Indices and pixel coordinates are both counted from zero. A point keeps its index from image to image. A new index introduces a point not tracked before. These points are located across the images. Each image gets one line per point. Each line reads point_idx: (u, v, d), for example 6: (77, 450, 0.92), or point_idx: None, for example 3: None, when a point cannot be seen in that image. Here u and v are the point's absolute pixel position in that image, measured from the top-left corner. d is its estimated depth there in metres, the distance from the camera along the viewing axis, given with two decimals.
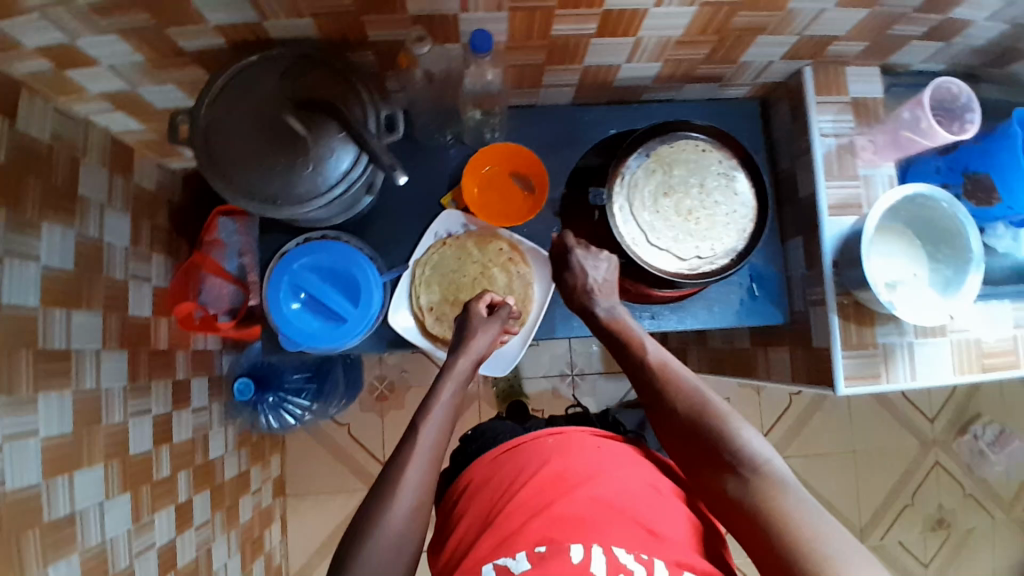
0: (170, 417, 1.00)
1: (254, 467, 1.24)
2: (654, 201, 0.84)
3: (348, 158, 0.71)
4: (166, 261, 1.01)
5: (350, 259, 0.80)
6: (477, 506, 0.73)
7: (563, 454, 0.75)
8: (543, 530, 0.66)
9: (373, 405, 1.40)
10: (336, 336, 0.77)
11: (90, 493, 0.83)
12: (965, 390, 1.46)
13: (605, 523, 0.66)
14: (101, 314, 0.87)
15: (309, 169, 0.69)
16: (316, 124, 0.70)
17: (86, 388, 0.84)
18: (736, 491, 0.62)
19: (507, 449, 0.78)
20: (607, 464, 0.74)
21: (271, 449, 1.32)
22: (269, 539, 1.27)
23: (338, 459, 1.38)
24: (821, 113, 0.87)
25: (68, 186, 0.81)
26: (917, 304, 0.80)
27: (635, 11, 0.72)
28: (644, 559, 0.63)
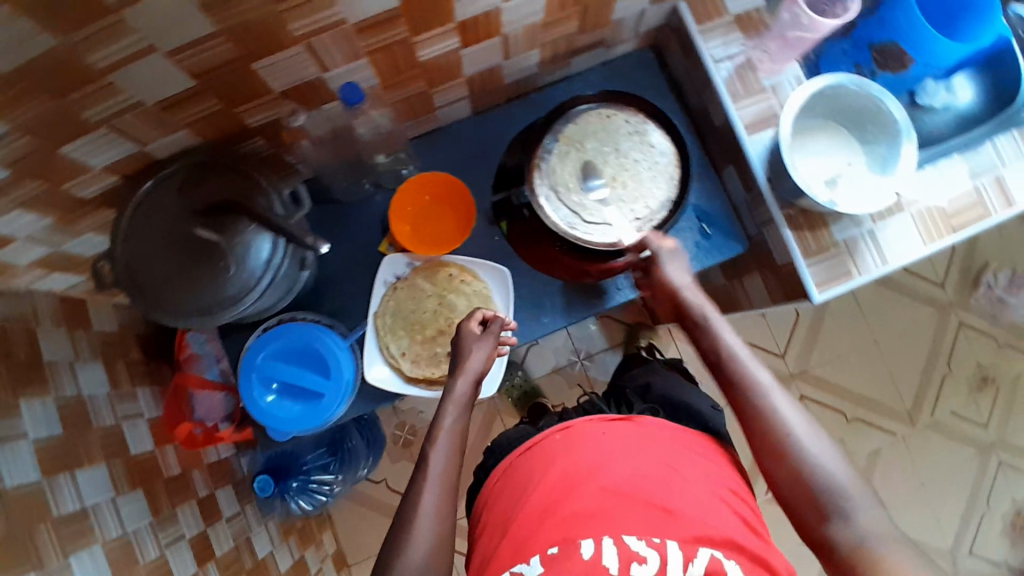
0: (205, 534, 1.01)
1: (307, 551, 1.25)
2: (576, 180, 0.84)
3: (266, 246, 0.72)
4: (151, 390, 1.04)
5: (309, 337, 0.81)
6: (493, 522, 0.75)
7: (571, 453, 0.75)
8: (556, 531, 0.67)
9: (402, 453, 1.41)
10: (319, 412, 0.79)
11: None
12: (965, 246, 1.43)
13: (617, 513, 0.67)
14: (105, 464, 0.89)
15: (235, 270, 0.71)
16: (225, 225, 0.71)
17: (113, 536, 0.86)
18: (834, 537, 0.64)
19: (526, 449, 0.78)
20: (619, 451, 0.74)
21: (320, 527, 1.33)
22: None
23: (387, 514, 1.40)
24: (708, 41, 0.86)
25: (31, 357, 0.83)
26: (862, 194, 0.79)
27: (488, 13, 0.72)
28: (656, 543, 0.64)
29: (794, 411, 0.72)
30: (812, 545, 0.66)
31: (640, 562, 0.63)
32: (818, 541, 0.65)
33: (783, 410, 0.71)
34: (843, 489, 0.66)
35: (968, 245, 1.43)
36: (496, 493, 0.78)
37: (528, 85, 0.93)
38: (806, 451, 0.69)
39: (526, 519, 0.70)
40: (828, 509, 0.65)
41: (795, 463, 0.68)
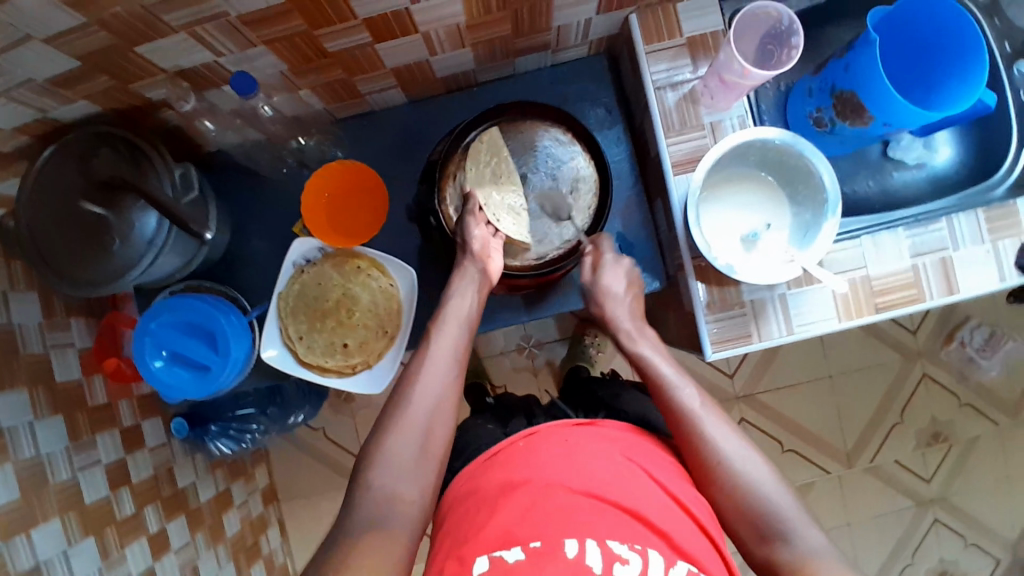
0: (124, 461, 1.09)
1: (234, 484, 1.33)
2: (489, 194, 0.82)
3: (153, 223, 0.74)
4: (87, 322, 1.10)
5: (202, 310, 0.83)
6: (453, 513, 0.65)
7: (532, 458, 0.66)
8: (532, 526, 0.58)
9: (344, 406, 1.47)
10: (205, 384, 0.83)
11: (52, 545, 0.92)
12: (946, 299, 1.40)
13: (593, 513, 0.59)
14: (27, 390, 0.95)
15: (119, 245, 0.73)
16: (115, 200, 0.73)
17: (26, 457, 0.92)
18: (776, 563, 0.61)
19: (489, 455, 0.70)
20: (580, 450, 0.66)
21: (253, 463, 1.41)
22: (266, 543, 1.38)
23: (320, 461, 1.47)
24: (653, 63, 0.81)
25: None
26: (770, 262, 0.75)
27: (397, 12, 0.68)
28: (639, 549, 0.57)
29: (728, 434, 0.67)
30: (761, 573, 0.63)
31: (624, 563, 0.56)
32: (761, 562, 0.62)
33: (721, 439, 0.66)
34: (784, 515, 0.62)
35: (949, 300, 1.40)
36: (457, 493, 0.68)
37: (467, 81, 0.89)
38: (746, 479, 0.64)
39: (496, 512, 0.61)
40: (772, 533, 0.62)
41: (737, 493, 0.64)
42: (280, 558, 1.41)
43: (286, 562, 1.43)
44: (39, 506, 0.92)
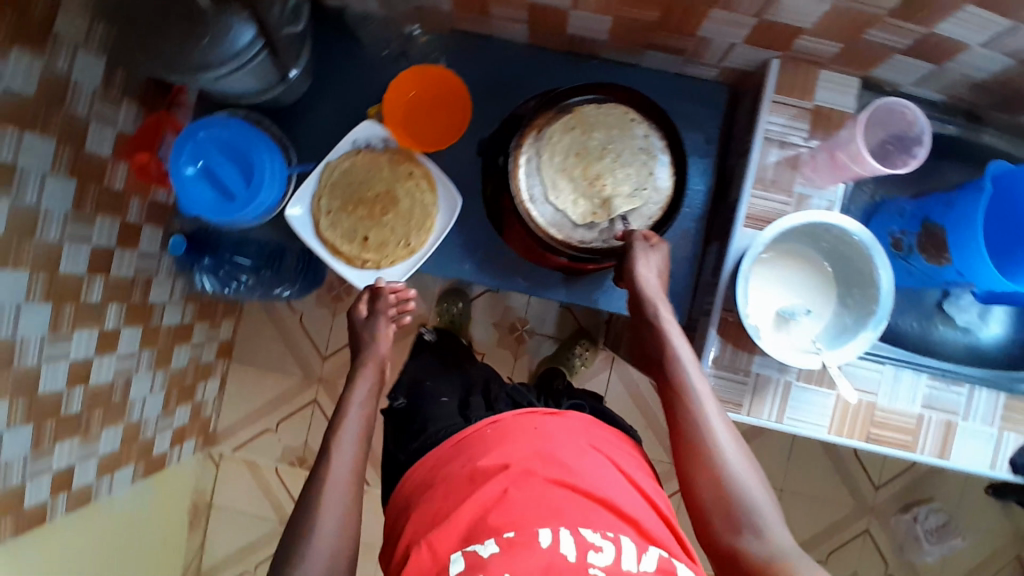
0: (111, 252, 1.08)
1: (199, 323, 1.33)
2: (565, 159, 0.80)
3: (248, 40, 0.72)
4: (137, 109, 1.08)
5: (253, 141, 0.83)
6: (426, 508, 0.73)
7: (501, 441, 0.76)
8: (503, 514, 0.66)
9: (329, 302, 1.47)
10: (225, 211, 0.82)
11: (7, 294, 0.90)
12: (921, 471, 1.39)
13: (565, 503, 0.68)
14: (55, 141, 0.94)
15: (207, 43, 0.71)
16: (222, 0, 0.70)
17: (25, 202, 0.91)
18: (745, 552, 0.63)
19: (453, 441, 0.80)
20: (548, 439, 0.76)
21: (224, 313, 1.41)
22: (201, 390, 1.39)
23: (284, 342, 1.48)
24: (773, 113, 0.80)
25: (44, 18, 0.88)
26: (793, 345, 0.74)
27: None
28: (610, 538, 0.65)
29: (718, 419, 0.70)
30: (724, 557, 0.65)
31: (596, 551, 0.63)
32: (724, 542, 0.64)
33: (712, 412, 0.69)
34: (759, 504, 0.64)
35: (922, 473, 1.39)
36: (428, 470, 0.79)
37: (592, 50, 0.88)
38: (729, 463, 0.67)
39: (467, 501, 0.68)
40: (749, 523, 0.64)
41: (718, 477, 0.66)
42: (207, 411, 1.44)
43: (211, 417, 1.46)
44: (17, 250, 0.91)
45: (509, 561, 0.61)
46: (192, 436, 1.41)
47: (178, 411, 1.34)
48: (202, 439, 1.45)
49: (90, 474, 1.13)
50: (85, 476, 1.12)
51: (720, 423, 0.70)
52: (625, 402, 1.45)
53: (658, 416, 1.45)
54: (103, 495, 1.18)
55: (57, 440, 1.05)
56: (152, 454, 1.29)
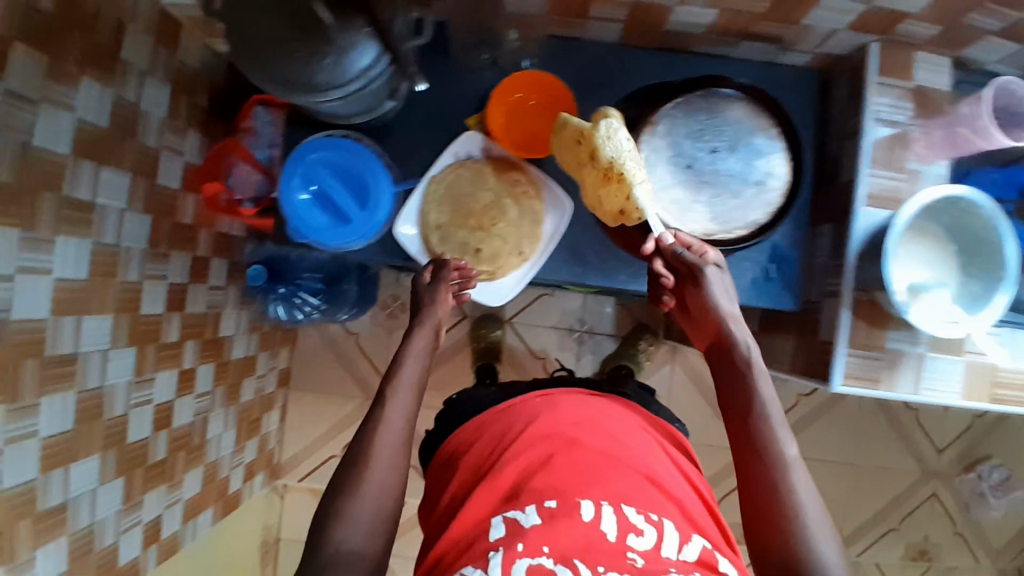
0: (186, 288, 1.04)
1: (262, 353, 1.30)
2: (683, 156, 0.78)
3: (370, 57, 0.70)
4: (201, 138, 1.05)
5: (364, 161, 0.81)
6: (471, 463, 0.78)
7: (550, 411, 0.80)
8: (548, 484, 0.70)
9: (384, 321, 1.45)
10: (340, 234, 0.80)
11: (96, 339, 0.87)
12: (976, 434, 1.48)
13: (613, 479, 0.71)
14: (129, 176, 0.90)
15: (330, 61, 0.68)
16: (343, 13, 0.67)
17: (105, 243, 0.87)
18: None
19: (499, 408, 0.84)
20: (600, 416, 0.79)
21: (282, 341, 1.38)
22: (265, 422, 1.35)
23: (341, 363, 1.46)
24: (879, 94, 0.82)
25: (111, 45, 0.84)
26: (935, 317, 0.76)
27: None
28: (654, 521, 0.68)
29: (802, 473, 0.65)
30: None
31: (637, 534, 0.66)
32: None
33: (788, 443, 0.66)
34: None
35: (986, 430, 1.47)
36: (468, 434, 0.83)
37: (685, 45, 0.87)
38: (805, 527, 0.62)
39: (513, 466, 0.73)
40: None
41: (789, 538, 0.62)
42: (271, 442, 1.39)
43: (275, 448, 1.42)
44: (99, 294, 0.87)
45: (549, 532, 0.65)
46: (261, 470, 1.37)
47: (249, 443, 1.30)
48: (269, 472, 1.41)
49: (177, 521, 1.09)
50: (172, 524, 1.08)
51: (800, 474, 0.65)
52: (691, 391, 1.47)
53: None
54: (188, 541, 1.13)
55: (146, 490, 1.00)
56: (229, 492, 1.25)
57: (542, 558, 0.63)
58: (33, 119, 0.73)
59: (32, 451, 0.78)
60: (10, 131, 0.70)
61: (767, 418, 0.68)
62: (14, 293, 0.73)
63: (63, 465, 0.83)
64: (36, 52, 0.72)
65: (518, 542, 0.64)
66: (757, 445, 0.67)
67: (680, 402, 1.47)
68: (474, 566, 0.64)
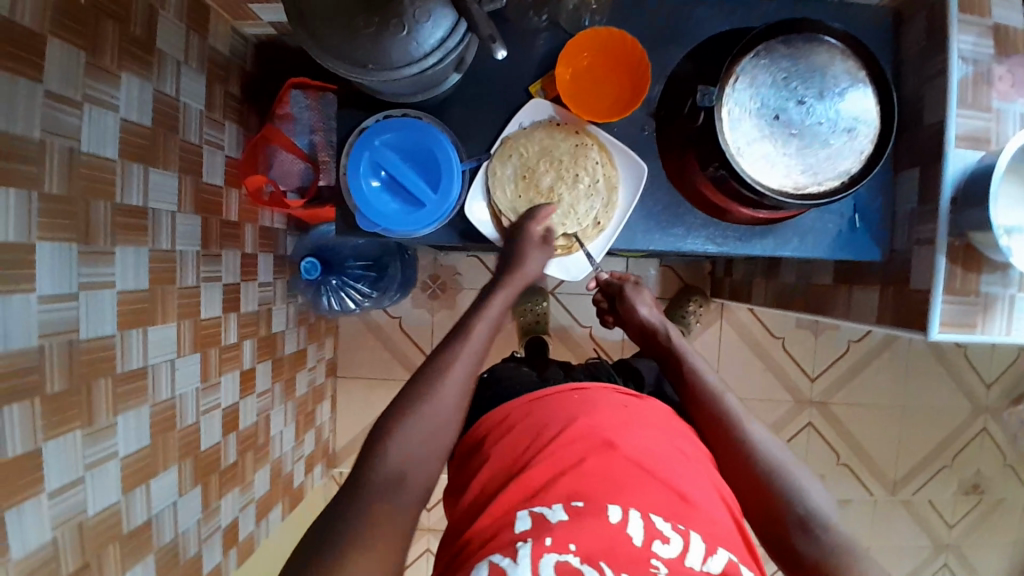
0: (238, 287, 1.01)
1: (311, 345, 1.28)
2: (770, 107, 0.74)
3: (444, 27, 0.66)
4: (238, 130, 1.00)
5: (433, 140, 0.77)
6: (500, 453, 0.71)
7: (588, 411, 0.72)
8: (575, 486, 0.64)
9: (426, 301, 1.42)
10: (413, 220, 0.77)
11: (163, 349, 0.84)
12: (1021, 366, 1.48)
13: (640, 482, 0.64)
14: (177, 176, 0.85)
15: (403, 34, 0.64)
16: None
17: (161, 248, 0.83)
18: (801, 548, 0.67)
19: (532, 399, 0.76)
20: (639, 419, 0.72)
21: (327, 331, 1.36)
22: (319, 413, 1.34)
23: (387, 348, 1.43)
24: (961, 32, 0.78)
25: (147, 36, 0.78)
26: None
27: None
28: (680, 530, 0.61)
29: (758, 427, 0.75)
30: (776, 546, 0.69)
31: (663, 541, 0.59)
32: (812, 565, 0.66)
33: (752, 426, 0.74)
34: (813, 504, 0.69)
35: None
36: (496, 423, 0.76)
37: None
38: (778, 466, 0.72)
39: (541, 464, 0.66)
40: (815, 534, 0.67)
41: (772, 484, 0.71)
42: (326, 433, 1.38)
43: (329, 438, 1.40)
44: (162, 304, 0.83)
45: (576, 528, 0.59)
46: (319, 461, 1.35)
47: (307, 436, 1.28)
48: (326, 462, 1.40)
49: (251, 521, 1.08)
50: (247, 525, 1.07)
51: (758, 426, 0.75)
52: (742, 348, 1.46)
53: (775, 356, 1.46)
54: (262, 539, 1.12)
55: (221, 495, 0.98)
56: (294, 486, 1.24)
57: (568, 556, 0.57)
58: (80, 125, 0.68)
59: (114, 470, 0.76)
60: (60, 140, 0.66)
61: (717, 398, 0.77)
62: (79, 311, 0.70)
63: (144, 481, 0.81)
64: (76, 49, 0.67)
65: (546, 538, 0.58)
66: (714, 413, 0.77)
67: (731, 359, 1.46)
68: (501, 555, 0.58)
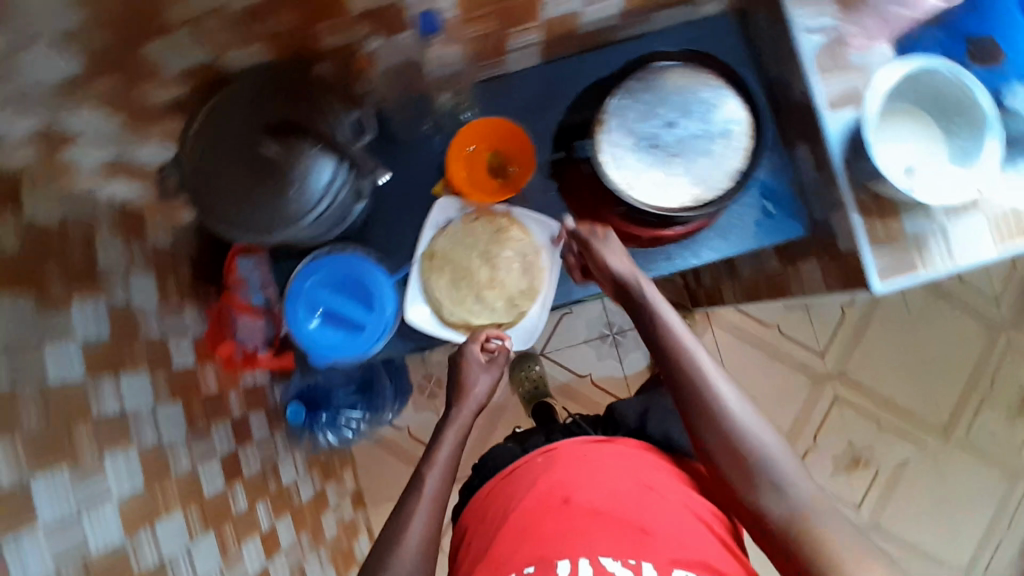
0: (236, 453, 1.04)
1: (326, 485, 1.30)
2: (646, 139, 0.80)
3: (328, 170, 0.74)
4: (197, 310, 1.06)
5: (357, 269, 0.89)
6: (477, 527, 0.82)
7: (549, 469, 0.81)
8: (535, 551, 0.72)
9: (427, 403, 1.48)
10: (356, 342, 0.89)
11: (174, 540, 0.85)
12: (1003, 273, 1.46)
13: (594, 523, 0.73)
14: (148, 372, 0.90)
15: (296, 188, 0.73)
16: (292, 142, 0.74)
17: (149, 443, 0.86)
18: (766, 511, 0.68)
19: (505, 476, 0.86)
20: (599, 463, 0.80)
21: (342, 464, 1.40)
22: (358, 548, 1.34)
23: (405, 462, 1.45)
24: (801, 10, 0.83)
25: (87, 263, 0.84)
26: (941, 183, 0.76)
27: None
28: (632, 564, 0.68)
29: (759, 423, 0.72)
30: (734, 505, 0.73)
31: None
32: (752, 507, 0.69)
33: (721, 383, 0.74)
34: (765, 440, 0.71)
35: None
36: (483, 499, 0.86)
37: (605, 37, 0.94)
38: (772, 466, 0.69)
39: (507, 536, 0.75)
40: (796, 525, 0.66)
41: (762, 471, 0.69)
42: None
43: None
44: (163, 496, 0.85)
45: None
46: None
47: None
48: None
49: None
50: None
51: (755, 417, 0.72)
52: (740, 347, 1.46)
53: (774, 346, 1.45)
54: None
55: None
56: None
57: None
58: (42, 357, 0.74)
59: None
60: (22, 372, 0.71)
61: (705, 368, 0.75)
62: (83, 529, 0.73)
63: None
64: (21, 294, 0.73)
65: None
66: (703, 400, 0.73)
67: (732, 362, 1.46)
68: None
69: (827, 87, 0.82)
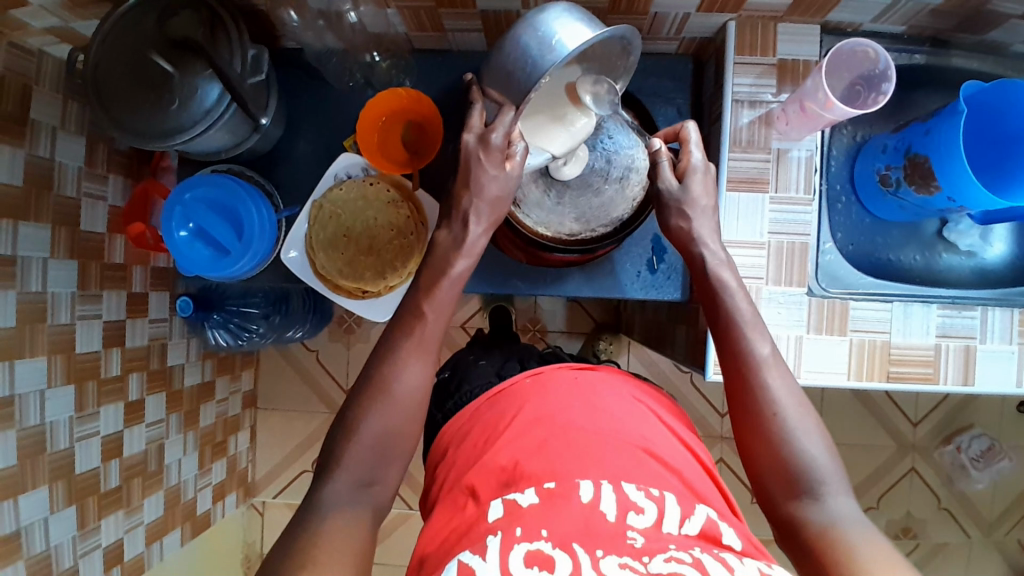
0: (73, 329, 0.95)
1: (220, 378, 1.37)
2: (782, 230, 0.82)
3: (211, 92, 0.76)
4: (124, 182, 1.04)
5: (248, 191, 0.87)
6: (498, 419, 0.73)
7: (664, 418, 0.74)
8: (544, 467, 0.64)
9: (341, 336, 1.52)
10: (220, 266, 0.86)
11: (31, 381, 0.88)
12: (929, 547, 1.40)
13: (621, 456, 0.65)
14: (50, 229, 0.90)
15: (175, 105, 0.76)
16: (179, 61, 0.76)
17: (30, 291, 0.88)
18: (800, 517, 0.61)
19: (489, 398, 0.77)
20: (652, 409, 0.74)
21: (242, 365, 1.46)
22: (233, 443, 1.44)
23: (303, 379, 1.53)
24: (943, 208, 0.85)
25: (19, 110, 0.84)
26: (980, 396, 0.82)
27: None
28: (654, 497, 0.62)
29: (803, 419, 0.65)
30: (772, 501, 0.64)
31: (638, 512, 0.60)
32: (789, 520, 0.62)
33: (782, 393, 0.65)
34: (823, 470, 0.62)
35: (945, 550, 1.40)
36: (524, 396, 0.74)
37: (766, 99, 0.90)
38: (799, 445, 0.63)
39: (543, 449, 0.66)
40: (803, 488, 0.62)
41: (778, 445, 0.64)
42: (242, 463, 1.49)
43: (247, 468, 1.51)
44: (30, 341, 0.88)
45: (547, 514, 0.59)
46: (232, 490, 1.45)
47: (215, 464, 1.37)
48: (243, 491, 1.50)
49: (139, 544, 1.12)
50: (135, 547, 1.11)
51: (807, 424, 0.65)
52: None
53: None
54: (152, 563, 1.17)
55: (101, 517, 1.02)
56: (198, 513, 1.31)
57: (541, 542, 0.56)
58: None
59: None
60: None
61: (751, 361, 0.67)
62: None
63: (11, 497, 0.86)
64: None
65: (516, 526, 0.58)
66: (748, 371, 0.67)
67: None
68: (472, 551, 0.58)
69: (953, 297, 0.82)
